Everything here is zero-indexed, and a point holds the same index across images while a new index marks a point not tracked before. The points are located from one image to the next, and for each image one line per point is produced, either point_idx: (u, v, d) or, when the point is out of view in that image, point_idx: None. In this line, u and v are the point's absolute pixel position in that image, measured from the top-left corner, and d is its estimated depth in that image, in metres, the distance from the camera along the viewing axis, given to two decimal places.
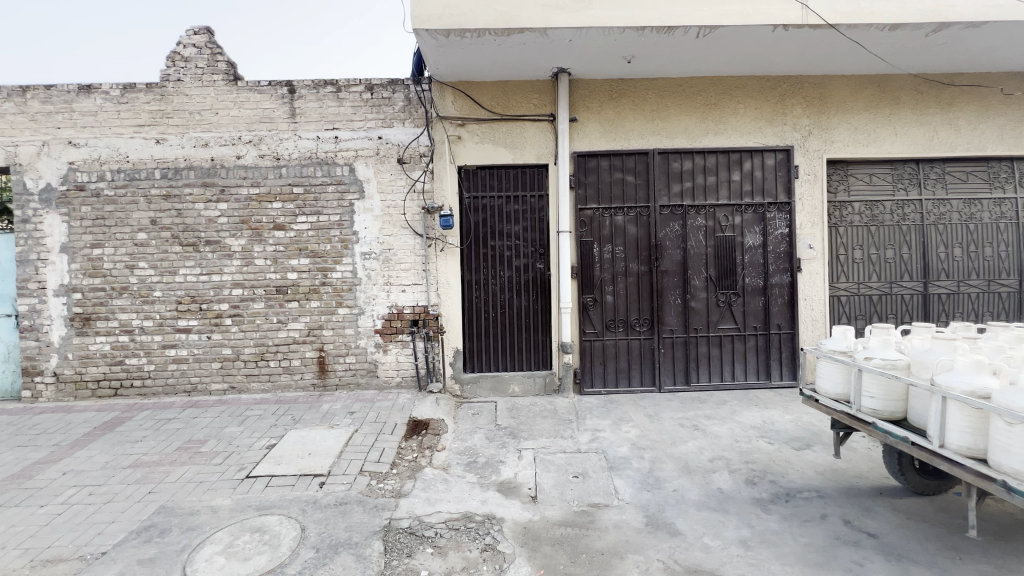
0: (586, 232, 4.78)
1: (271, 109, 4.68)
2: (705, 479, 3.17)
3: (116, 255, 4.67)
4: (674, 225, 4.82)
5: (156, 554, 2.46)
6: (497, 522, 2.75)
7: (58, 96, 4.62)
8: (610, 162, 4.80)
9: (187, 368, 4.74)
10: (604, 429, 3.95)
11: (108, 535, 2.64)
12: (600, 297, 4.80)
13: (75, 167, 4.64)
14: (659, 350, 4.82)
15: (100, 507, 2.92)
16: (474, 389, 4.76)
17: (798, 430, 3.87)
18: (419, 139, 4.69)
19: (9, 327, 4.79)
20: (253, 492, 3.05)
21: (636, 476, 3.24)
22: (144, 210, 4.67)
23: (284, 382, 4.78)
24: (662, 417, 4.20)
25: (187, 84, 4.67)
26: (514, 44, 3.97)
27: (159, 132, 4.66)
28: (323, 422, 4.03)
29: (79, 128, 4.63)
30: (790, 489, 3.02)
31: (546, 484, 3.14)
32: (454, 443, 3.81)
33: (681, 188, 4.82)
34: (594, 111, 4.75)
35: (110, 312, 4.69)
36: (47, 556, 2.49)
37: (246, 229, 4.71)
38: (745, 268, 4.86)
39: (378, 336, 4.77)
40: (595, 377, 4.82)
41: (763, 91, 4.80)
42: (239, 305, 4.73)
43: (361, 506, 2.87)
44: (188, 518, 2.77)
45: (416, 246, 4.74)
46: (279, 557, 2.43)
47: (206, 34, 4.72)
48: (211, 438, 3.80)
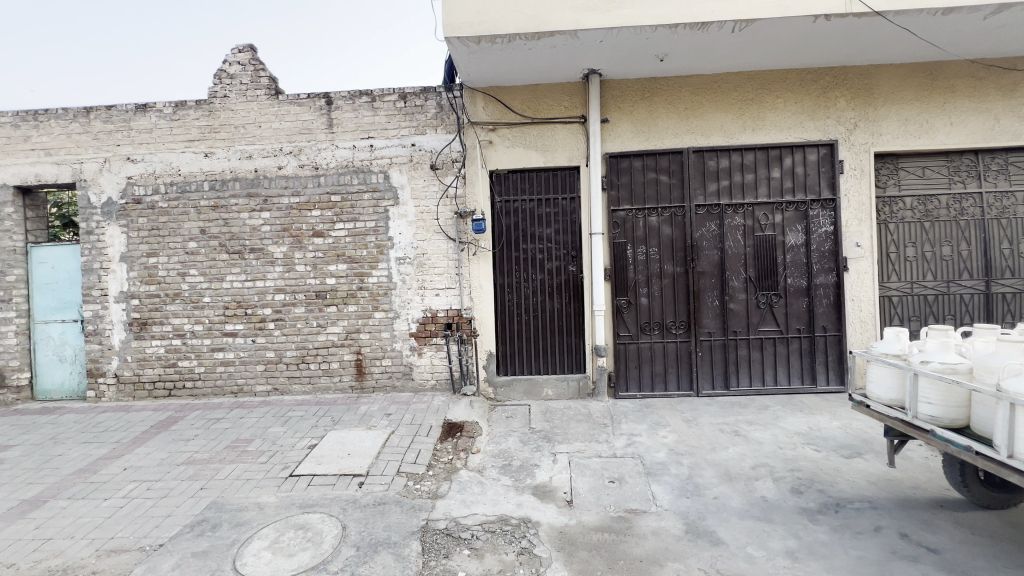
0: (619, 234, 4.72)
1: (310, 121, 4.86)
2: (747, 487, 3.06)
3: (169, 263, 4.94)
4: (710, 225, 4.70)
5: (208, 548, 2.58)
6: (533, 526, 2.75)
7: (118, 116, 4.96)
8: (643, 162, 4.73)
9: (234, 370, 4.96)
10: (640, 434, 3.89)
11: (165, 528, 2.79)
12: (634, 300, 4.72)
13: (133, 181, 4.95)
14: (697, 354, 4.70)
15: (158, 501, 3.09)
16: (508, 392, 4.78)
17: (848, 438, 3.68)
18: (451, 145, 4.77)
19: (76, 332, 5.15)
20: (297, 490, 3.16)
21: (674, 482, 3.16)
22: (195, 220, 4.93)
23: (324, 385, 4.93)
24: (701, 422, 4.09)
25: (233, 100, 4.91)
26: (545, 47, 3.97)
27: (208, 146, 4.91)
28: (361, 423, 4.13)
29: (137, 144, 4.95)
30: (840, 499, 2.88)
31: (582, 488, 3.12)
32: (489, 445, 3.83)
33: (718, 187, 4.70)
34: (626, 111, 4.69)
35: (164, 316, 4.97)
36: (111, 547, 2.65)
37: (288, 237, 4.89)
38: (788, 269, 4.68)
39: (413, 339, 4.86)
40: (630, 381, 4.74)
41: (804, 85, 4.63)
42: (282, 310, 4.92)
43: (399, 507, 2.92)
44: (237, 514, 2.89)
45: (449, 250, 4.80)
46: (322, 554, 2.50)
47: (250, 51, 4.95)
48: (256, 438, 3.95)
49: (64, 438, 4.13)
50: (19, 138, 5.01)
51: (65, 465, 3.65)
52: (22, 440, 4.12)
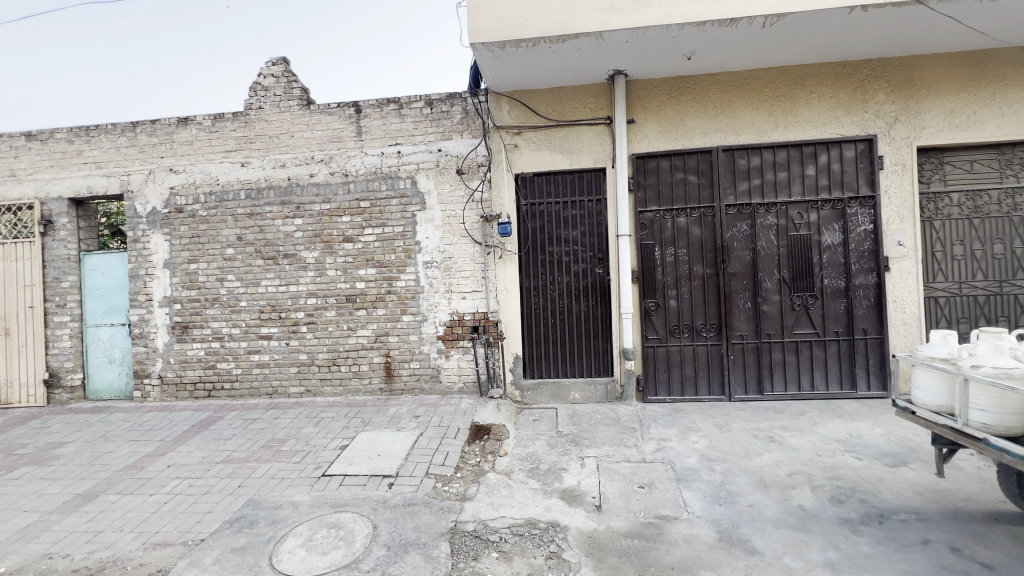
0: (646, 235, 4.66)
1: (340, 129, 5.00)
2: (783, 495, 2.96)
3: (208, 269, 5.16)
4: (741, 225, 4.59)
5: (246, 544, 2.66)
6: (561, 530, 2.73)
7: (161, 129, 5.21)
8: (670, 162, 4.66)
9: (269, 372, 5.13)
10: (670, 439, 3.82)
11: (205, 524, 2.90)
12: (663, 302, 4.65)
13: (175, 191, 5.19)
14: (728, 357, 4.58)
15: (199, 498, 3.22)
16: (535, 395, 4.77)
17: (892, 446, 3.52)
18: (477, 150, 4.81)
19: (124, 334, 5.43)
20: (329, 490, 3.23)
21: (706, 489, 3.08)
22: (232, 228, 5.13)
23: (354, 386, 5.04)
24: (734, 427, 3.98)
25: (267, 111, 5.09)
26: (569, 49, 3.97)
27: (244, 156, 5.11)
28: (390, 425, 4.20)
29: (178, 156, 5.19)
30: (884, 509, 2.74)
31: (610, 493, 3.08)
32: (516, 449, 3.82)
33: (749, 186, 4.58)
34: (652, 111, 4.63)
35: (204, 320, 5.18)
36: (156, 540, 2.77)
37: (319, 242, 5.03)
38: (824, 269, 4.52)
39: (440, 342, 4.91)
40: (659, 385, 4.66)
41: (839, 79, 4.47)
42: (314, 313, 5.05)
43: (428, 508, 2.95)
44: (273, 511, 2.98)
45: (476, 254, 4.84)
46: (354, 553, 2.55)
47: (283, 64, 5.13)
48: (290, 438, 4.07)
49: (113, 436, 4.35)
50: (73, 152, 5.33)
51: (114, 461, 3.84)
52: (76, 438, 4.36)
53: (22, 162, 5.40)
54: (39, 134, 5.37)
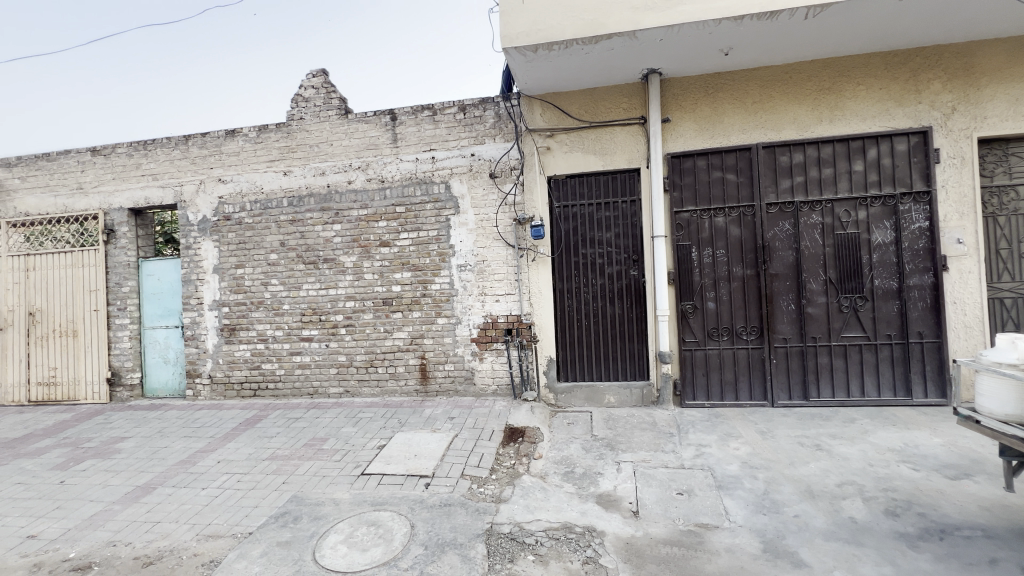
0: (683, 236, 4.56)
1: (377, 136, 5.13)
2: (833, 506, 2.82)
3: (254, 273, 5.39)
4: (784, 224, 4.43)
5: (291, 538, 2.77)
6: (598, 535, 2.70)
7: (211, 141, 5.50)
8: (708, 161, 4.54)
9: (310, 372, 5.31)
10: (709, 445, 3.71)
11: (253, 518, 3.03)
12: (700, 304, 4.53)
13: (224, 200, 5.46)
14: (770, 361, 4.42)
15: (246, 493, 3.36)
16: (569, 398, 4.73)
17: (952, 457, 3.30)
18: (509, 154, 4.84)
19: (177, 336, 5.75)
20: (368, 488, 3.32)
21: (749, 497, 2.98)
22: (275, 234, 5.35)
23: (390, 388, 5.15)
24: (777, 434, 3.84)
25: (308, 121, 5.29)
26: (602, 50, 3.94)
27: (286, 165, 5.32)
28: (426, 426, 4.27)
29: (227, 166, 5.46)
30: (946, 525, 2.58)
31: (648, 499, 3.02)
32: (551, 452, 3.81)
33: (791, 184, 4.42)
34: (688, 110, 4.54)
35: (250, 323, 5.41)
36: (209, 532, 2.92)
37: (357, 247, 5.18)
38: (874, 269, 4.30)
39: (474, 345, 4.96)
40: (697, 389, 4.54)
41: (889, 69, 4.25)
42: (352, 316, 5.20)
43: (464, 509, 2.98)
44: (316, 508, 3.08)
45: (509, 256, 4.87)
46: (393, 551, 2.61)
47: (322, 75, 5.32)
48: (331, 437, 4.20)
49: (168, 432, 4.60)
50: (132, 165, 5.70)
51: (170, 456, 4.07)
52: (135, 433, 4.65)
53: (87, 176, 5.81)
54: (103, 149, 5.76)
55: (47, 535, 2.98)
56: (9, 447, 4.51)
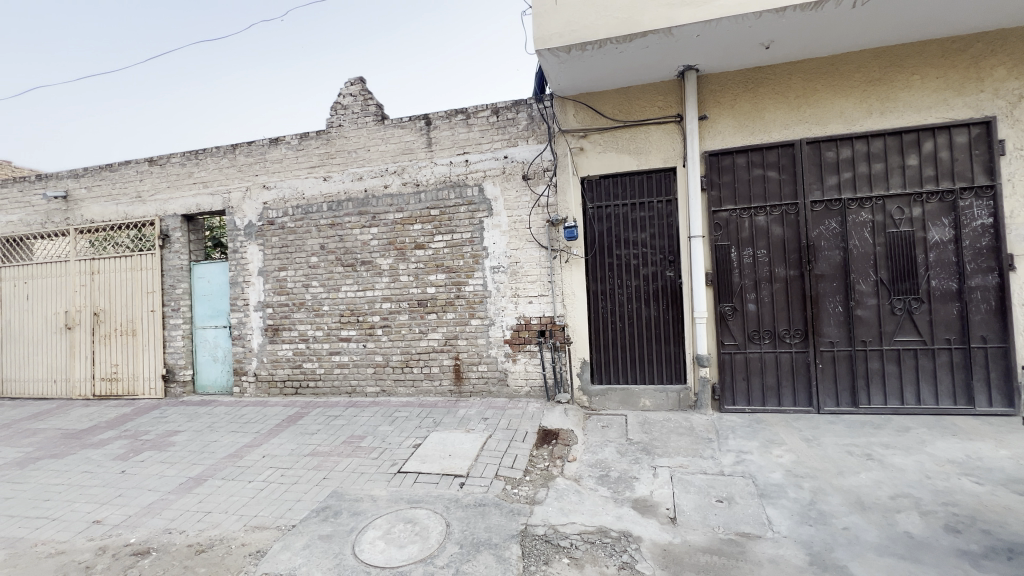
0: (722, 236, 4.44)
1: (412, 141, 5.24)
2: (886, 519, 2.67)
3: (296, 276, 5.60)
4: (830, 223, 4.24)
5: (332, 532, 2.85)
6: (634, 541, 2.65)
7: (256, 150, 5.75)
8: (748, 158, 4.40)
9: (348, 372, 5.46)
10: (750, 451, 3.59)
11: (295, 512, 3.14)
12: (740, 306, 4.39)
13: (268, 206, 5.70)
14: (816, 366, 4.24)
15: (289, 487, 3.49)
16: (603, 401, 4.67)
17: (1021, 470, 3.06)
18: (542, 155, 4.85)
19: (225, 335, 6.05)
20: (404, 485, 3.38)
21: (793, 507, 2.86)
22: (316, 238, 5.54)
23: (425, 388, 5.23)
24: (824, 441, 3.67)
25: (346, 128, 5.46)
26: (636, 48, 3.89)
27: (326, 171, 5.51)
28: (460, 426, 4.32)
29: (271, 173, 5.70)
30: (1015, 544, 2.39)
31: (686, 505, 2.95)
32: (585, 455, 3.78)
33: (838, 180, 4.23)
34: (726, 106, 4.41)
35: (292, 323, 5.62)
36: (255, 523, 3.05)
37: (393, 250, 5.29)
38: (930, 269, 4.06)
39: (508, 346, 4.99)
40: (737, 394, 4.40)
41: (947, 56, 4.01)
42: (389, 317, 5.32)
43: (499, 509, 2.99)
44: (355, 503, 3.16)
45: (542, 258, 4.87)
46: (429, 548, 2.65)
47: (360, 83, 5.48)
48: (368, 435, 4.31)
49: (218, 427, 4.84)
50: (185, 174, 6.03)
51: (219, 449, 4.28)
52: (188, 427, 4.91)
53: (145, 184, 6.19)
54: (159, 160, 6.13)
55: (110, 521, 3.19)
56: (77, 438, 4.86)
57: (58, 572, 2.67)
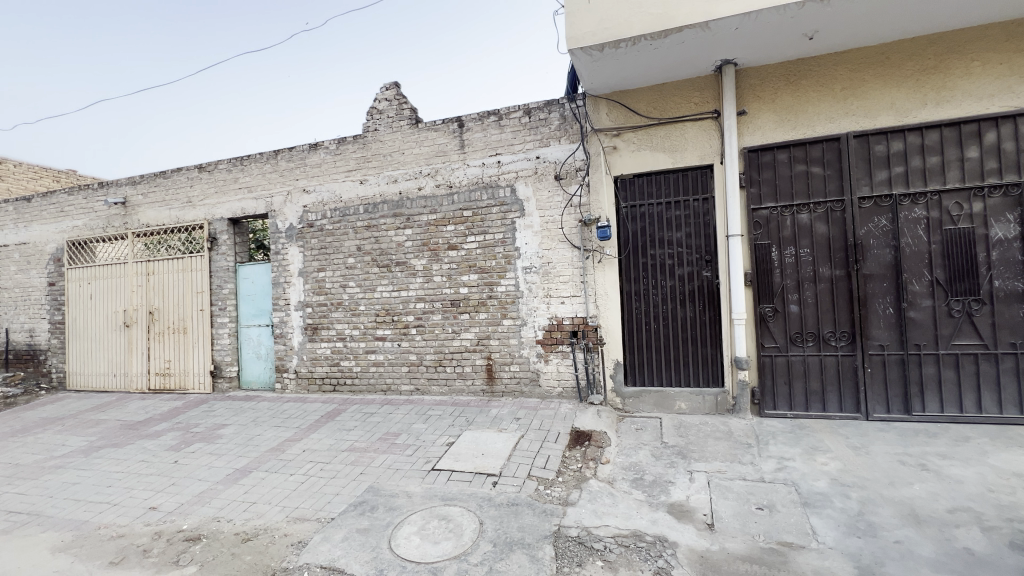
0: (762, 235, 4.30)
1: (445, 144, 5.32)
2: (943, 534, 2.52)
3: (334, 276, 5.78)
4: (879, 220, 4.03)
5: (369, 526, 2.93)
6: (670, 546, 2.60)
7: (297, 155, 5.97)
8: (790, 154, 4.25)
9: (384, 370, 5.59)
10: (793, 458, 3.45)
11: (334, 505, 3.24)
12: (782, 307, 4.24)
13: (308, 209, 5.91)
14: (864, 370, 4.04)
15: (328, 481, 3.61)
16: (637, 403, 4.59)
17: None
18: (575, 155, 4.82)
19: (267, 333, 6.31)
20: (438, 483, 3.44)
21: (840, 518, 2.73)
22: (352, 240, 5.69)
23: (458, 387, 5.29)
24: (873, 450, 3.49)
25: (381, 132, 5.60)
26: (671, 43, 3.82)
27: (362, 174, 5.66)
28: (492, 426, 4.34)
29: (310, 177, 5.90)
30: None
31: (724, 512, 2.87)
32: (619, 457, 3.73)
33: (888, 175, 4.01)
34: (767, 100, 4.26)
35: (330, 323, 5.80)
36: (296, 515, 3.16)
37: (427, 250, 5.38)
38: (993, 269, 3.80)
39: (540, 346, 4.99)
40: (778, 399, 4.24)
41: (1011, 40, 3.74)
42: (422, 317, 5.41)
43: (531, 509, 3.00)
44: (390, 499, 3.24)
45: (575, 258, 4.84)
46: (463, 545, 2.68)
47: (395, 88, 5.61)
48: (403, 432, 4.40)
49: (261, 421, 5.05)
50: (231, 179, 6.33)
51: (262, 443, 4.46)
52: (234, 421, 5.14)
53: (195, 190, 6.53)
54: (208, 166, 6.46)
55: (165, 508, 3.38)
56: (134, 429, 5.17)
57: (119, 554, 2.86)
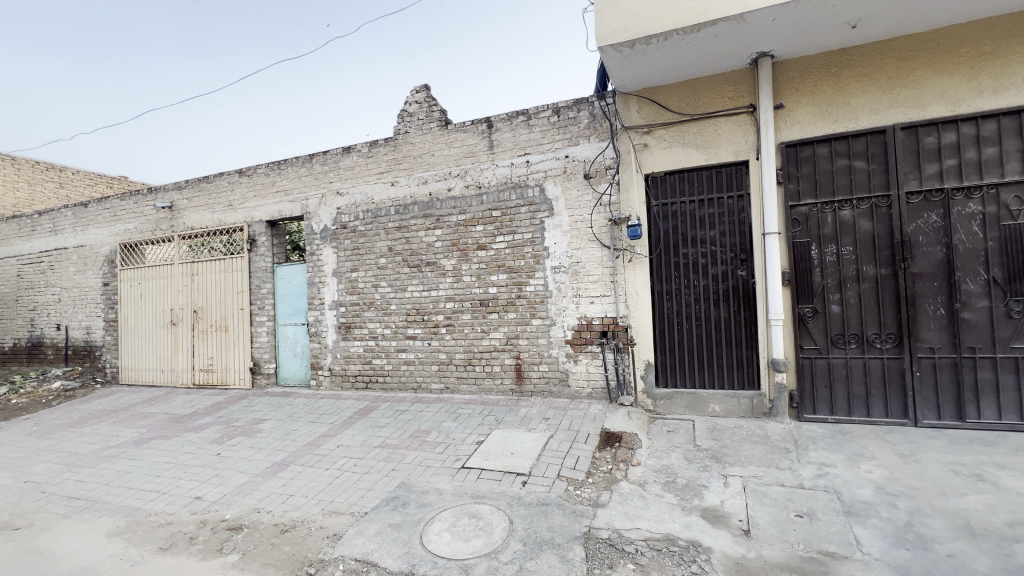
0: (800, 232, 4.15)
1: (474, 144, 5.36)
2: (1001, 549, 2.36)
3: (366, 276, 5.91)
4: (929, 215, 3.83)
5: (401, 521, 2.98)
6: (704, 551, 2.54)
7: (331, 158, 6.14)
8: (831, 148, 4.08)
9: (414, 368, 5.68)
10: (835, 465, 3.32)
11: (368, 499, 3.32)
12: (822, 307, 4.07)
13: (341, 210, 6.06)
14: (913, 374, 3.83)
15: (361, 476, 3.69)
16: (669, 405, 4.51)
17: None
18: (604, 153, 4.77)
19: (303, 332, 6.52)
20: (468, 481, 3.47)
21: (886, 528, 2.61)
22: (384, 240, 5.81)
23: (487, 386, 5.32)
24: (923, 458, 3.32)
25: (412, 134, 5.69)
26: (704, 37, 3.73)
27: (393, 176, 5.77)
28: (522, 425, 4.35)
29: (344, 180, 6.05)
30: None
31: (761, 518, 2.78)
32: (650, 460, 3.67)
33: (939, 168, 3.80)
34: (806, 92, 4.11)
35: (362, 321, 5.94)
36: (332, 508, 3.25)
37: (456, 251, 5.44)
38: None
39: (569, 346, 4.96)
40: (818, 403, 4.08)
41: None
42: (452, 316, 5.47)
43: (561, 509, 2.99)
44: (422, 495, 3.29)
45: (604, 258, 4.79)
46: (493, 543, 2.69)
47: (424, 90, 5.69)
48: (433, 430, 4.46)
49: (298, 417, 5.22)
50: (269, 183, 6.56)
51: (299, 438, 4.61)
52: (272, 416, 5.33)
53: (236, 194, 6.81)
54: (248, 171, 6.72)
55: (209, 497, 3.54)
56: (181, 422, 5.43)
57: (167, 540, 3.01)
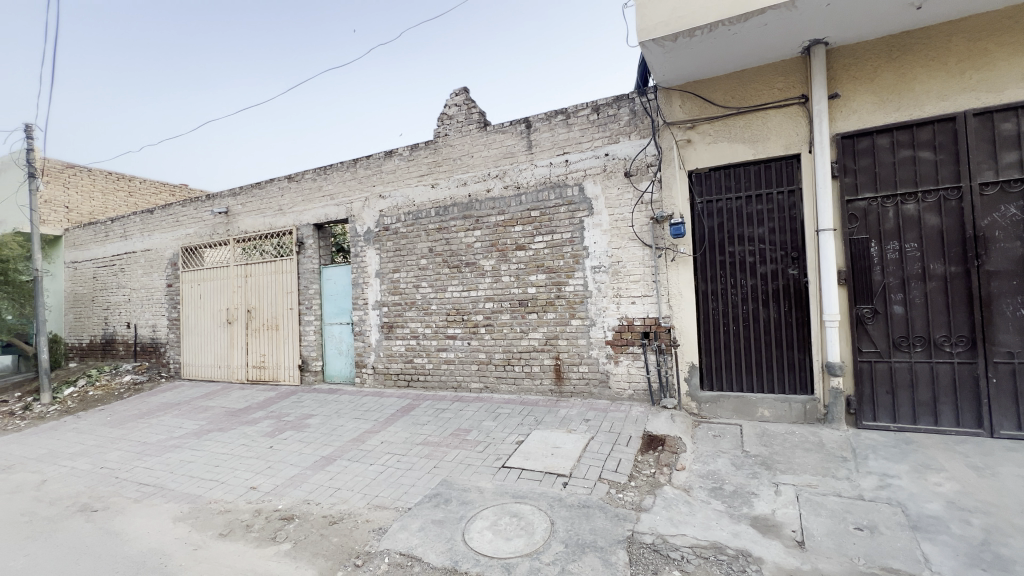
0: (858, 229, 3.91)
1: (513, 145, 5.38)
2: None
3: (408, 277, 6.05)
4: (1006, 208, 3.53)
5: (443, 518, 3.03)
6: (754, 561, 2.45)
7: (374, 162, 6.32)
8: (892, 138, 3.83)
9: (454, 368, 5.76)
10: (898, 476, 3.11)
11: (411, 495, 3.39)
12: (883, 308, 3.82)
13: (384, 213, 6.23)
14: (988, 381, 3.54)
15: (404, 472, 3.78)
16: (715, 409, 4.37)
17: None
18: (645, 150, 4.67)
19: (347, 331, 6.75)
20: (509, 480, 3.47)
21: (958, 546, 2.42)
22: (424, 241, 5.92)
23: (526, 386, 5.33)
24: (1001, 472, 3.05)
25: (451, 137, 5.78)
26: (752, 27, 3.59)
27: (433, 179, 5.87)
28: (561, 426, 4.32)
29: (386, 183, 6.22)
30: None
31: (816, 530, 2.65)
32: (695, 464, 3.57)
33: (1018, 157, 3.50)
34: (865, 80, 3.87)
35: (404, 321, 6.08)
36: (377, 502, 3.35)
37: (495, 251, 5.47)
38: None
39: (610, 347, 4.89)
40: (878, 410, 3.84)
41: None
42: (491, 316, 5.51)
43: (604, 512, 2.95)
44: (463, 493, 3.33)
45: (646, 257, 4.69)
46: (534, 544, 2.69)
47: (463, 93, 5.77)
48: (473, 428, 4.51)
49: (343, 413, 5.40)
50: (316, 187, 6.83)
51: (345, 433, 4.78)
52: (319, 412, 5.55)
53: (285, 199, 7.12)
54: (296, 176, 7.02)
55: (263, 488, 3.72)
56: (236, 416, 5.73)
57: (226, 527, 3.19)
